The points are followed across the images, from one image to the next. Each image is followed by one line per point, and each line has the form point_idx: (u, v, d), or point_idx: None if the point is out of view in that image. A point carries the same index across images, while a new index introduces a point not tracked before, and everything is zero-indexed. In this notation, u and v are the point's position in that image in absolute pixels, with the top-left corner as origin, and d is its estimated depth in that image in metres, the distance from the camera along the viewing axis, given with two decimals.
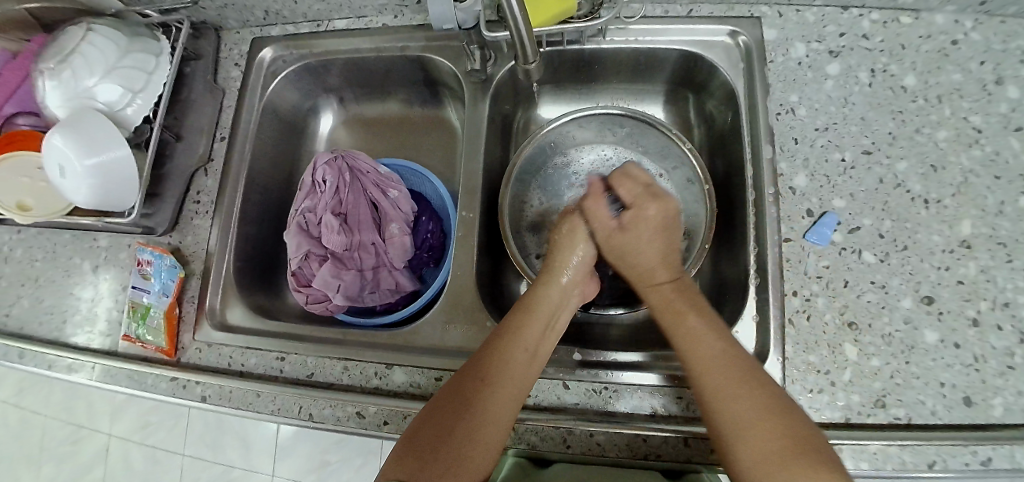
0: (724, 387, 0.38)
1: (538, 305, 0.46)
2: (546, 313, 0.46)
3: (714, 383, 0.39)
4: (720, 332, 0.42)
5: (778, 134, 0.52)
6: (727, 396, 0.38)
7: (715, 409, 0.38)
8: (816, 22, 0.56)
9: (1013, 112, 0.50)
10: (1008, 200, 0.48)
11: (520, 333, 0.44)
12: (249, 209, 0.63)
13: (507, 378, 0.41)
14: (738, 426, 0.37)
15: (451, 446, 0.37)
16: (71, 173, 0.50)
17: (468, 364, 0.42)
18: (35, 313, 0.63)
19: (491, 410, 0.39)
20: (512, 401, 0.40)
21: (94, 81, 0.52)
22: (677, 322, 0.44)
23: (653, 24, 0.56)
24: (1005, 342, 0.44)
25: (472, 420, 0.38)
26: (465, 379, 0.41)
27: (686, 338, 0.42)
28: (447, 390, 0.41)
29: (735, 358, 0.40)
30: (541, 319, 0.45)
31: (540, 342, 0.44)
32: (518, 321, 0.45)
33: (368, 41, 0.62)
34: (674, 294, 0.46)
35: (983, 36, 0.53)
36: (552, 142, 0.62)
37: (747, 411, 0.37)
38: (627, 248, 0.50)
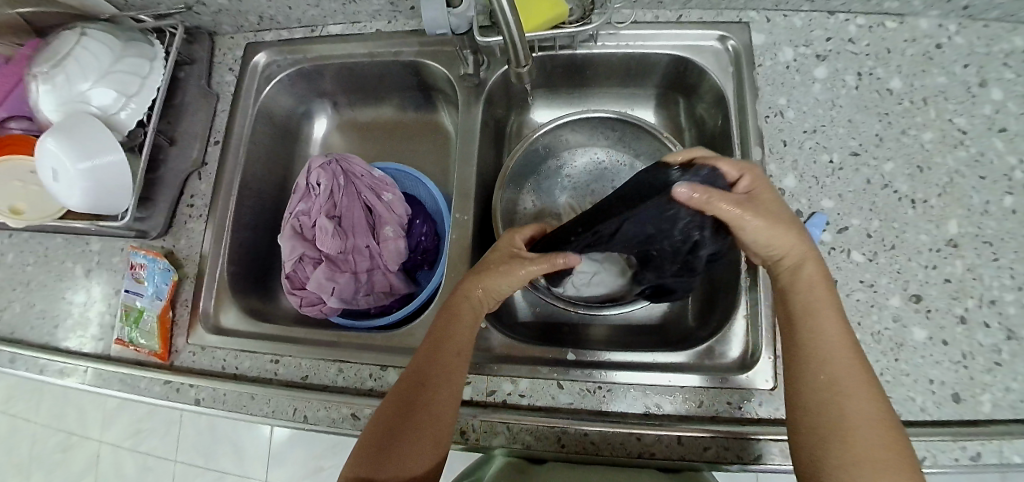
0: (840, 377, 0.36)
1: (462, 307, 0.44)
2: (470, 313, 0.44)
3: (830, 371, 0.36)
4: (842, 323, 0.39)
5: (767, 137, 0.53)
6: (840, 378, 0.36)
7: (824, 394, 0.36)
8: (803, 27, 0.57)
9: (997, 114, 0.51)
10: (993, 200, 0.49)
11: (449, 338, 0.42)
12: (243, 214, 0.63)
13: (438, 378, 0.40)
14: (845, 416, 0.34)
15: (402, 449, 0.37)
16: (65, 177, 0.50)
17: (410, 365, 0.42)
18: (26, 318, 0.62)
19: (431, 409, 0.39)
20: (450, 397, 0.40)
21: (88, 85, 0.52)
22: (810, 308, 0.39)
23: (644, 29, 0.57)
24: (992, 338, 0.44)
25: (418, 427, 0.38)
26: (405, 383, 0.41)
27: (819, 330, 0.38)
28: (391, 397, 0.40)
29: (851, 352, 0.37)
30: (465, 319, 0.43)
31: (468, 340, 0.43)
32: (443, 323, 0.43)
33: (362, 45, 0.62)
34: (820, 286, 0.40)
35: (967, 40, 0.54)
36: (545, 145, 0.62)
37: (860, 406, 0.35)
38: (769, 229, 0.40)
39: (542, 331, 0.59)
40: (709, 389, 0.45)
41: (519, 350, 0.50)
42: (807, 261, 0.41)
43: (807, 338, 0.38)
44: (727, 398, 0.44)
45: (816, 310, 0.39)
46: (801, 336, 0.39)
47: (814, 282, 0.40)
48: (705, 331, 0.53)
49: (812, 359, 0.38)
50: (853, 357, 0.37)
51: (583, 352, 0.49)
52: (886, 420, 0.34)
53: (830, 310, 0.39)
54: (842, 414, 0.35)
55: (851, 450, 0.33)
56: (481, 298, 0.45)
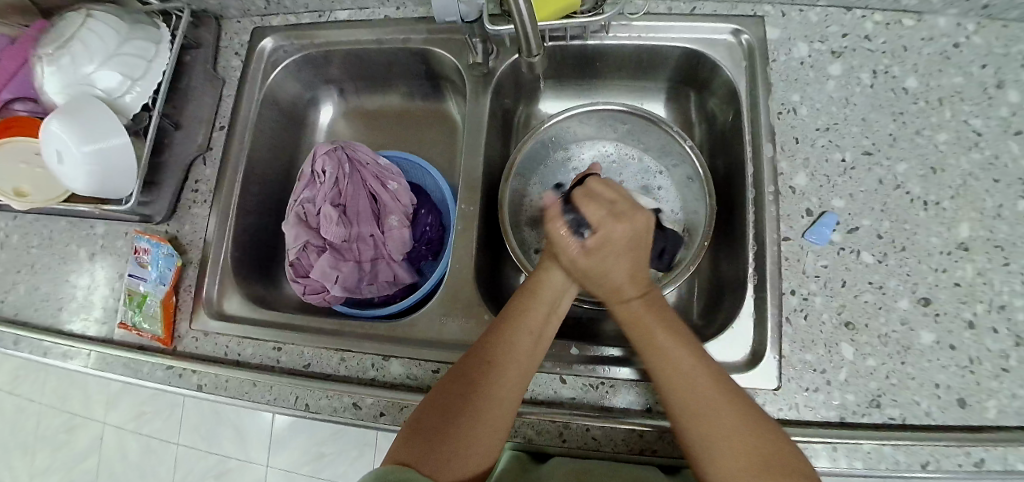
0: (698, 410, 0.36)
1: (544, 287, 0.42)
2: (552, 294, 0.42)
3: (690, 395, 0.36)
4: (681, 336, 0.39)
5: (779, 134, 0.52)
6: (694, 400, 0.36)
7: (683, 419, 0.36)
8: (819, 23, 0.55)
9: (1014, 116, 0.50)
10: (1006, 203, 0.48)
11: (525, 318, 0.41)
12: (248, 200, 0.63)
13: (512, 362, 0.39)
14: (707, 439, 0.35)
15: (464, 426, 0.36)
16: (68, 160, 0.50)
17: (481, 340, 0.41)
18: (30, 300, 0.63)
19: (499, 393, 0.38)
20: (520, 384, 0.39)
21: (93, 68, 0.52)
22: (644, 335, 0.39)
23: (656, 21, 0.56)
24: (1000, 344, 0.44)
25: (484, 407, 0.37)
26: (472, 360, 0.39)
27: (656, 359, 0.38)
28: (456, 371, 0.40)
29: (711, 380, 0.37)
30: (545, 301, 0.42)
31: (546, 326, 0.41)
32: (520, 303, 0.42)
33: (370, 32, 0.62)
34: (644, 307, 0.40)
35: (985, 40, 0.53)
36: (553, 137, 0.62)
37: (727, 433, 0.35)
38: (597, 261, 0.38)
39: None
40: None
41: None
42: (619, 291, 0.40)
43: (651, 361, 0.39)
44: None
45: (642, 331, 0.39)
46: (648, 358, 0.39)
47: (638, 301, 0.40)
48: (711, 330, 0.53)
49: (664, 384, 0.38)
50: (713, 383, 0.37)
51: (588, 347, 0.49)
52: (750, 435, 0.34)
53: (665, 333, 0.39)
54: (704, 436, 0.35)
55: (722, 468, 0.34)
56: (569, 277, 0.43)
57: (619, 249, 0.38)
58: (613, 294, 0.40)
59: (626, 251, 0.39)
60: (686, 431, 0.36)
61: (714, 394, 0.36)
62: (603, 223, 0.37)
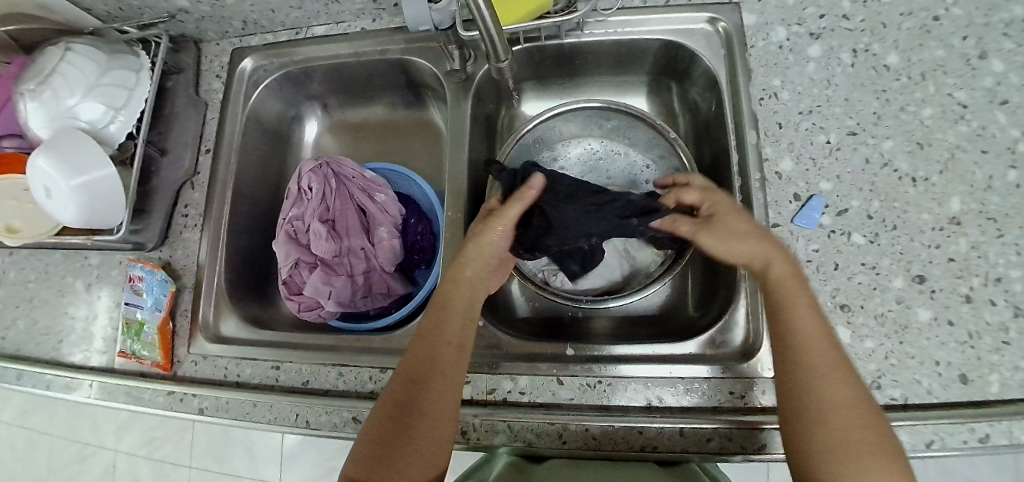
0: (824, 371, 0.37)
1: (452, 300, 0.45)
2: (461, 305, 0.44)
3: (821, 365, 0.37)
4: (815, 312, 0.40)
5: (762, 120, 0.52)
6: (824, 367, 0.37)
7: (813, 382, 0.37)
8: (795, 5, 0.55)
9: (998, 86, 0.50)
10: (996, 175, 0.47)
11: (442, 331, 0.43)
12: (238, 221, 0.63)
13: (439, 374, 0.40)
14: (836, 408, 0.35)
15: (410, 444, 0.38)
16: (57, 194, 0.50)
17: (405, 361, 0.42)
18: (30, 334, 0.63)
19: (432, 408, 0.39)
20: (453, 386, 0.41)
21: (75, 100, 0.52)
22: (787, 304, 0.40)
23: (631, 15, 0.56)
24: (998, 316, 0.44)
25: (424, 418, 0.39)
26: (398, 385, 0.40)
27: (791, 317, 0.39)
28: (389, 395, 0.40)
29: (828, 344, 0.38)
30: (457, 313, 0.44)
31: (464, 334, 0.43)
32: (435, 319, 0.44)
33: (348, 46, 0.62)
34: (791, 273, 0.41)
35: (964, 11, 0.53)
36: (537, 138, 0.62)
37: (841, 394, 0.36)
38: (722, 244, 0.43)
39: (542, 326, 0.58)
40: (711, 379, 0.44)
41: (519, 348, 0.50)
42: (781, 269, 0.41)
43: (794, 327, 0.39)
44: (730, 389, 0.44)
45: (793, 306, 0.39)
46: (785, 323, 0.39)
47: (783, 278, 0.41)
48: (705, 321, 0.53)
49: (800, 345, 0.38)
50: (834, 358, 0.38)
51: (585, 346, 0.48)
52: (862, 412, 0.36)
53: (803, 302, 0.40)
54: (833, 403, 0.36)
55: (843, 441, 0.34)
56: (472, 286, 0.45)
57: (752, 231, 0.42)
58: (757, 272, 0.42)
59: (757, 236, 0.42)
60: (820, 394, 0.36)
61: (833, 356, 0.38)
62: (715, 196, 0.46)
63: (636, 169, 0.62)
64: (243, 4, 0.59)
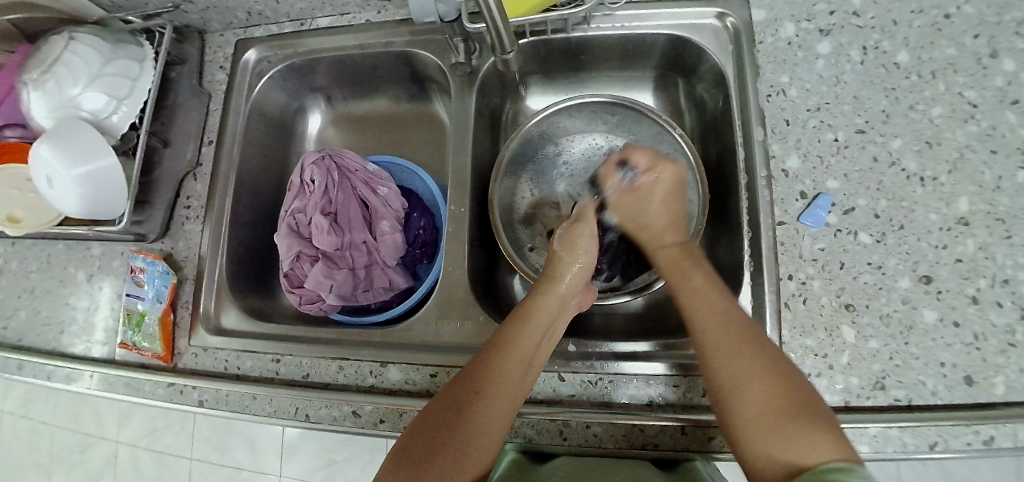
0: (723, 356, 0.38)
1: (535, 313, 0.45)
2: (542, 322, 0.44)
3: (717, 341, 0.39)
4: (716, 287, 0.43)
5: (770, 116, 0.51)
6: (723, 337, 0.39)
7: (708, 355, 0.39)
8: (805, 1, 0.54)
9: (1009, 85, 0.49)
10: (1005, 175, 0.47)
11: (514, 344, 0.42)
12: (240, 213, 0.63)
13: (502, 388, 0.39)
14: (735, 373, 0.37)
15: (452, 451, 0.36)
16: (59, 183, 0.50)
17: (467, 368, 0.42)
18: (32, 324, 0.63)
19: (484, 424, 0.38)
20: (509, 408, 0.39)
21: (78, 90, 0.52)
22: (682, 282, 0.45)
23: (638, 9, 0.55)
24: (1005, 319, 0.43)
25: (474, 429, 0.37)
26: (455, 391, 0.40)
27: (691, 300, 0.42)
28: (442, 397, 0.40)
29: (728, 316, 0.40)
30: (534, 330, 0.43)
31: (535, 353, 0.42)
32: (509, 329, 0.43)
33: (352, 38, 0.61)
34: (678, 254, 0.48)
35: (977, 9, 0.52)
36: (542, 132, 0.61)
37: (745, 369, 0.36)
38: (647, 205, 0.52)
39: None
40: None
41: None
42: (687, 249, 0.48)
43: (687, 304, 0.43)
44: None
45: (691, 291, 0.43)
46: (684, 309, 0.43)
47: (676, 262, 0.47)
48: None
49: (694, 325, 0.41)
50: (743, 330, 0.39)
51: (587, 343, 0.48)
52: (768, 376, 0.36)
53: (704, 286, 0.43)
54: (731, 370, 0.37)
55: (753, 402, 0.35)
56: (558, 302, 0.47)
57: (670, 207, 0.52)
58: (656, 240, 0.50)
59: (672, 198, 0.52)
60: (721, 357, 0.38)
61: (738, 329, 0.39)
62: (656, 166, 0.52)
63: None
64: None
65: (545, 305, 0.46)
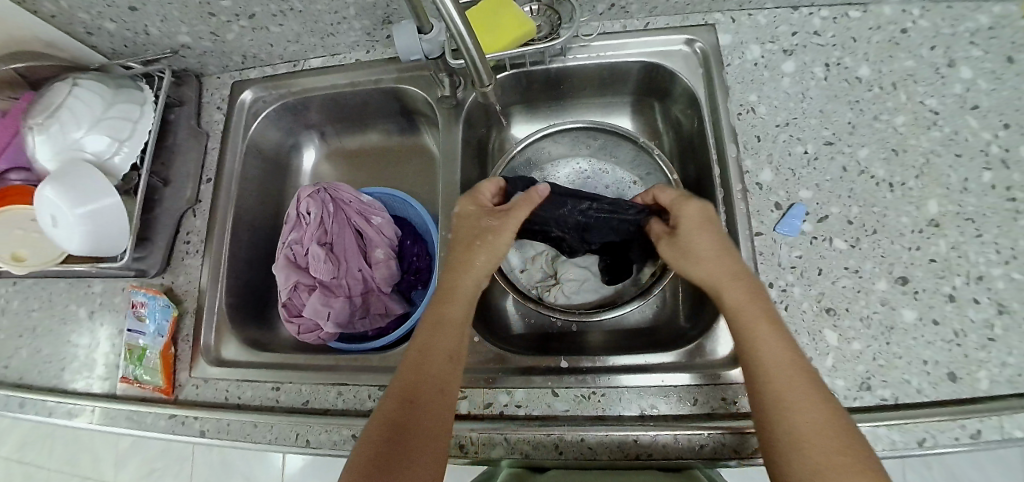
0: (792, 397, 0.36)
1: (448, 309, 0.45)
2: (458, 315, 0.45)
3: (786, 388, 0.37)
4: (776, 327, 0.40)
5: (741, 133, 0.54)
6: (791, 389, 0.37)
7: (781, 409, 0.36)
8: (769, 24, 0.58)
9: (968, 92, 0.52)
10: (971, 177, 0.49)
11: (436, 343, 0.43)
12: (238, 247, 0.64)
13: (434, 383, 0.41)
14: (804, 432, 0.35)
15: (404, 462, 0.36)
16: (63, 222, 0.51)
17: (397, 380, 0.41)
18: (33, 363, 0.64)
19: (426, 420, 0.39)
20: (447, 401, 0.40)
21: (82, 133, 0.54)
22: (749, 328, 0.40)
23: (612, 39, 0.59)
24: (983, 314, 0.45)
25: (418, 431, 0.38)
26: (390, 404, 0.40)
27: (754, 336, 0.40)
28: (380, 414, 0.39)
29: (794, 361, 0.38)
30: (452, 326, 0.44)
31: (457, 343, 0.43)
32: (431, 329, 0.44)
33: (344, 76, 0.64)
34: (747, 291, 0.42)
35: (931, 22, 0.55)
36: (527, 159, 0.64)
37: (812, 418, 0.35)
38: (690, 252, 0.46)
39: (539, 342, 0.59)
40: (702, 387, 0.45)
41: (514, 362, 0.51)
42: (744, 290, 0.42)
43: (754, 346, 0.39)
44: (722, 394, 0.45)
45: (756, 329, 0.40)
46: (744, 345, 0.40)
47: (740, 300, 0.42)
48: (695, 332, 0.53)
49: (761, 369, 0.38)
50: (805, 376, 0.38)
51: (578, 358, 0.49)
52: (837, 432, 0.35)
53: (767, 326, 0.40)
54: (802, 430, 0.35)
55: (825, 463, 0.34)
56: (471, 290, 0.47)
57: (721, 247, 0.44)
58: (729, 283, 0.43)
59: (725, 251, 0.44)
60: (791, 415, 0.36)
61: (804, 378, 0.37)
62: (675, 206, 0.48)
63: (625, 185, 0.64)
64: (243, 40, 0.62)
65: (458, 298, 0.46)
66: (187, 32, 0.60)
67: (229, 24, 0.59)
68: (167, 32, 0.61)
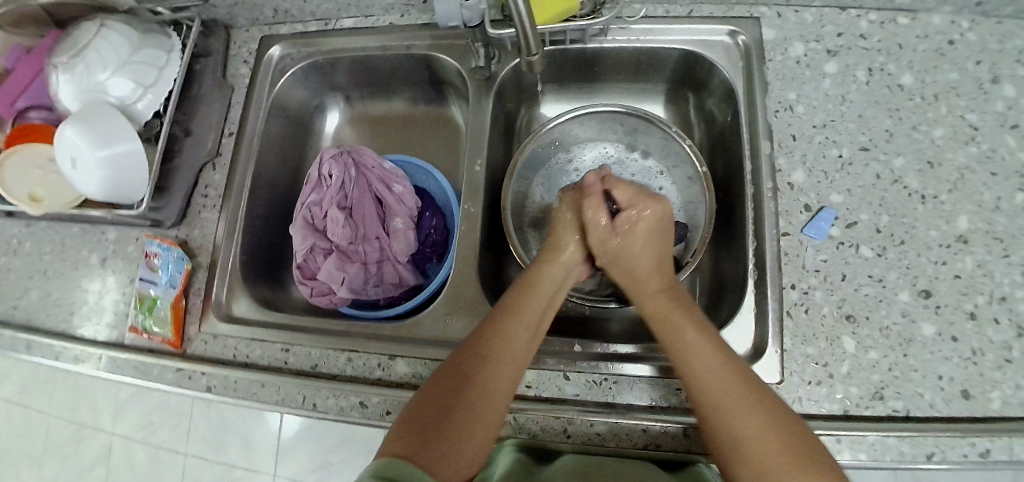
0: (726, 409, 0.38)
1: (538, 284, 0.48)
2: (546, 292, 0.47)
3: (716, 403, 0.39)
4: (710, 338, 0.42)
5: (776, 131, 0.53)
6: (724, 401, 0.39)
7: (713, 419, 0.39)
8: (814, 23, 0.56)
9: (1010, 109, 0.51)
10: (1004, 196, 0.48)
11: (520, 311, 0.45)
12: (255, 204, 0.64)
13: (507, 350, 0.42)
14: (739, 442, 0.37)
15: (462, 415, 0.38)
16: (82, 165, 0.51)
17: (471, 340, 0.43)
18: (43, 305, 0.64)
19: (491, 382, 0.40)
20: (514, 373, 0.41)
21: (106, 75, 0.53)
22: (677, 339, 0.43)
23: (652, 24, 0.57)
24: (1003, 335, 0.44)
25: (481, 390, 0.39)
26: (460, 359, 0.42)
27: (680, 349, 0.42)
28: (447, 368, 0.41)
29: (728, 372, 0.40)
30: (538, 300, 0.46)
31: (540, 317, 0.45)
32: (518, 299, 0.46)
33: (375, 40, 0.63)
34: (667, 302, 0.46)
35: (980, 35, 0.54)
36: (554, 139, 0.63)
37: (747, 428, 0.37)
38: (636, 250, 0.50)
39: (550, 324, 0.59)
40: None
41: None
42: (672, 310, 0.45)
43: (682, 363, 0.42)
44: None
45: (683, 341, 0.42)
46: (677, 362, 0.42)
47: (666, 311, 0.46)
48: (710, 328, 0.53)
49: (691, 382, 0.41)
50: (741, 386, 0.39)
51: (592, 344, 0.49)
52: (782, 446, 0.36)
53: (699, 340, 0.42)
54: (736, 438, 0.37)
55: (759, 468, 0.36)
56: (563, 270, 0.50)
57: (654, 238, 0.50)
58: (639, 285, 0.49)
59: (658, 238, 0.50)
60: (728, 428, 0.38)
61: (736, 386, 0.39)
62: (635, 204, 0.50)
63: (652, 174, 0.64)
64: None
65: (549, 278, 0.49)
66: None
67: None
68: None
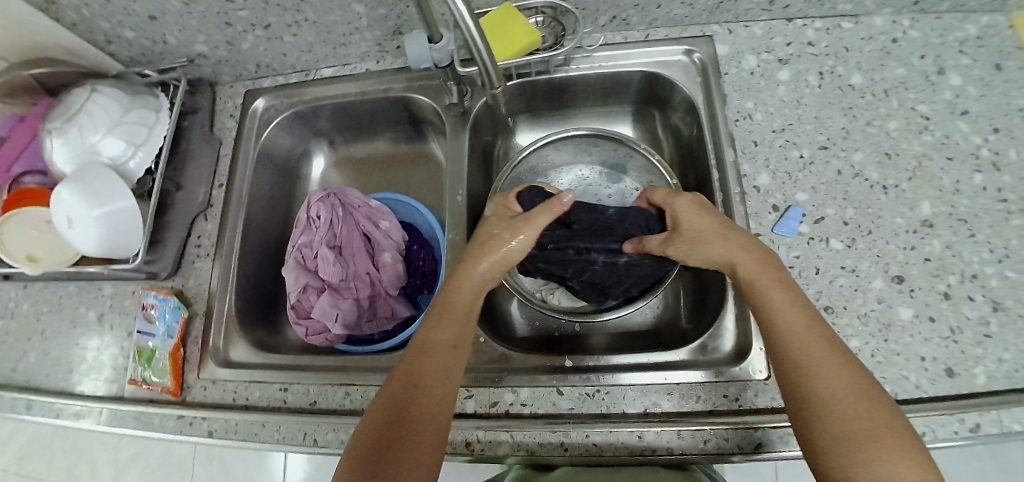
0: (815, 368, 0.36)
1: (456, 296, 0.46)
2: (465, 305, 0.46)
3: (807, 356, 0.37)
4: (794, 294, 0.41)
5: (739, 139, 0.56)
6: (810, 356, 0.37)
7: (797, 374, 0.37)
8: (764, 35, 0.60)
9: (957, 98, 0.54)
10: (962, 179, 0.51)
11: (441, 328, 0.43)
12: (247, 250, 0.66)
13: (437, 369, 0.41)
14: (825, 399, 0.35)
15: (403, 442, 0.37)
16: (79, 224, 0.52)
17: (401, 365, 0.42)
18: (42, 366, 0.64)
19: (426, 404, 0.39)
20: (448, 388, 0.41)
21: (99, 137, 0.55)
22: (761, 292, 0.41)
23: (615, 50, 0.61)
24: (978, 311, 0.46)
25: (418, 415, 0.38)
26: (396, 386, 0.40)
27: (768, 302, 0.40)
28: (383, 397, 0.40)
29: (816, 332, 0.38)
30: (457, 313, 0.45)
31: (462, 331, 0.44)
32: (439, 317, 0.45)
33: (355, 85, 0.67)
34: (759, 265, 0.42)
35: (921, 33, 0.58)
36: (531, 166, 0.66)
37: (835, 383, 0.35)
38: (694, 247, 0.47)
39: (544, 344, 0.60)
40: (706, 384, 0.46)
41: (517, 360, 0.51)
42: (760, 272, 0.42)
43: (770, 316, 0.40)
44: (725, 391, 0.45)
45: (770, 298, 0.40)
46: (764, 315, 0.40)
47: (755, 274, 0.42)
48: (697, 333, 0.54)
49: (777, 334, 0.39)
50: (831, 351, 0.37)
51: (584, 357, 0.50)
52: (878, 419, 0.33)
53: (784, 298, 0.40)
54: (826, 395, 0.35)
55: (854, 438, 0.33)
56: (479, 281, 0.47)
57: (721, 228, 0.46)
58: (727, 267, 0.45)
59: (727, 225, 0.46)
60: (815, 379, 0.36)
61: (824, 348, 0.37)
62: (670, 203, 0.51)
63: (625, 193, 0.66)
64: (258, 49, 0.64)
65: (467, 287, 0.47)
66: (204, 41, 0.63)
67: (245, 34, 0.61)
68: (184, 42, 0.63)
